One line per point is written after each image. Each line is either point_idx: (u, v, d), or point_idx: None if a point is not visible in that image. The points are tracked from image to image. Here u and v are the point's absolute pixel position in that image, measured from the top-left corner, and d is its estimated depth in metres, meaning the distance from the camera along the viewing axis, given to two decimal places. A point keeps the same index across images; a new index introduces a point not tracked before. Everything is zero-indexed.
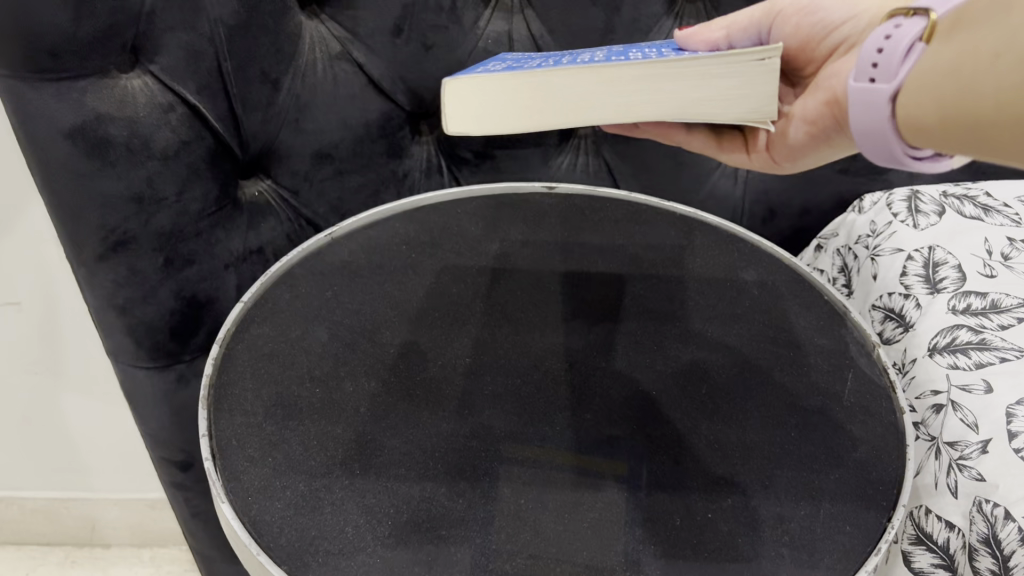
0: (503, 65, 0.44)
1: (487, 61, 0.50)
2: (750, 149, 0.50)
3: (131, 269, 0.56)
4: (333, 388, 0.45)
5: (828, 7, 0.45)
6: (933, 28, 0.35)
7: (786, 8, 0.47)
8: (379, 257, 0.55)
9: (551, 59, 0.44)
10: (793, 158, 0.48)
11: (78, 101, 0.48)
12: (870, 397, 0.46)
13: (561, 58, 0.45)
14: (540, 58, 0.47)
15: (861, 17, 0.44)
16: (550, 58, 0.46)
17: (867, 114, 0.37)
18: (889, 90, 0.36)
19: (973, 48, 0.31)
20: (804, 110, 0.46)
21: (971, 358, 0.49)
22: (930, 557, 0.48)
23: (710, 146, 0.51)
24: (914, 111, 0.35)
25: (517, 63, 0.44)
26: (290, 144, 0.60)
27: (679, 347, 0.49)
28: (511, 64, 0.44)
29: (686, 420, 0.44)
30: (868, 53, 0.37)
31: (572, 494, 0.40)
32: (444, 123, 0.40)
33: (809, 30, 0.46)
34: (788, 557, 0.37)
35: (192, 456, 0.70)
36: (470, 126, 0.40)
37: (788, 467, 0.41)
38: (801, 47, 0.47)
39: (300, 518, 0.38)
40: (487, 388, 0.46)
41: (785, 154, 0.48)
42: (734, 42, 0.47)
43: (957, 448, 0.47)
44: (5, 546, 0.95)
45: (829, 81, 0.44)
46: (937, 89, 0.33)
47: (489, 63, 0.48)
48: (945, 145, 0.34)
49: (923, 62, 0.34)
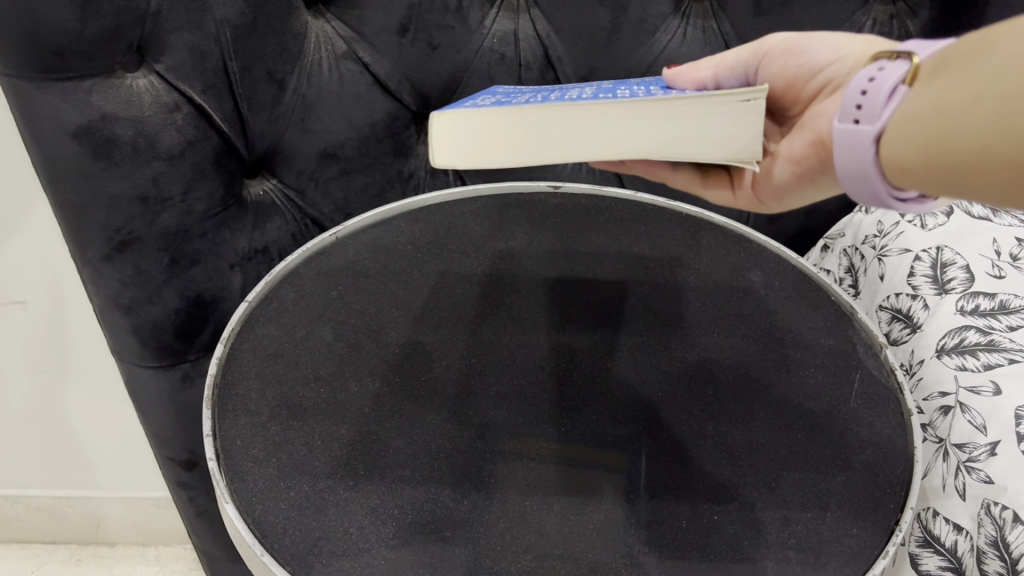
0: (489, 99, 0.42)
1: (476, 93, 0.49)
2: (736, 187, 0.47)
3: (136, 269, 0.55)
4: (338, 389, 0.45)
5: (814, 48, 0.43)
6: (917, 71, 0.34)
7: (774, 48, 0.45)
8: (384, 257, 0.55)
9: (540, 93, 0.42)
10: (778, 198, 0.45)
11: (84, 101, 0.47)
12: (878, 398, 0.45)
13: (551, 91, 0.44)
14: (527, 91, 0.45)
15: (846, 59, 0.42)
16: (539, 92, 0.44)
17: (851, 157, 0.36)
18: (872, 131, 0.34)
19: (954, 90, 0.30)
20: (789, 149, 0.43)
21: (979, 359, 0.49)
22: (937, 560, 0.47)
23: (694, 183, 0.49)
24: (897, 152, 0.33)
25: (505, 98, 0.42)
26: (296, 144, 0.60)
27: (685, 347, 0.48)
28: (498, 98, 0.42)
29: (692, 421, 0.43)
30: (852, 94, 0.35)
31: (578, 496, 0.40)
32: (430, 156, 0.39)
33: (796, 71, 0.44)
34: (795, 560, 0.37)
35: (197, 455, 0.70)
36: (454, 160, 0.38)
37: (796, 469, 0.41)
38: (788, 88, 0.45)
39: (304, 519, 0.38)
40: (492, 388, 0.46)
41: (769, 194, 0.45)
42: (722, 82, 0.46)
43: (966, 449, 0.47)
44: (10, 544, 0.95)
45: (815, 121, 0.42)
46: (920, 132, 0.32)
47: (483, 95, 0.46)
48: (932, 187, 0.33)
49: (907, 103, 0.33)
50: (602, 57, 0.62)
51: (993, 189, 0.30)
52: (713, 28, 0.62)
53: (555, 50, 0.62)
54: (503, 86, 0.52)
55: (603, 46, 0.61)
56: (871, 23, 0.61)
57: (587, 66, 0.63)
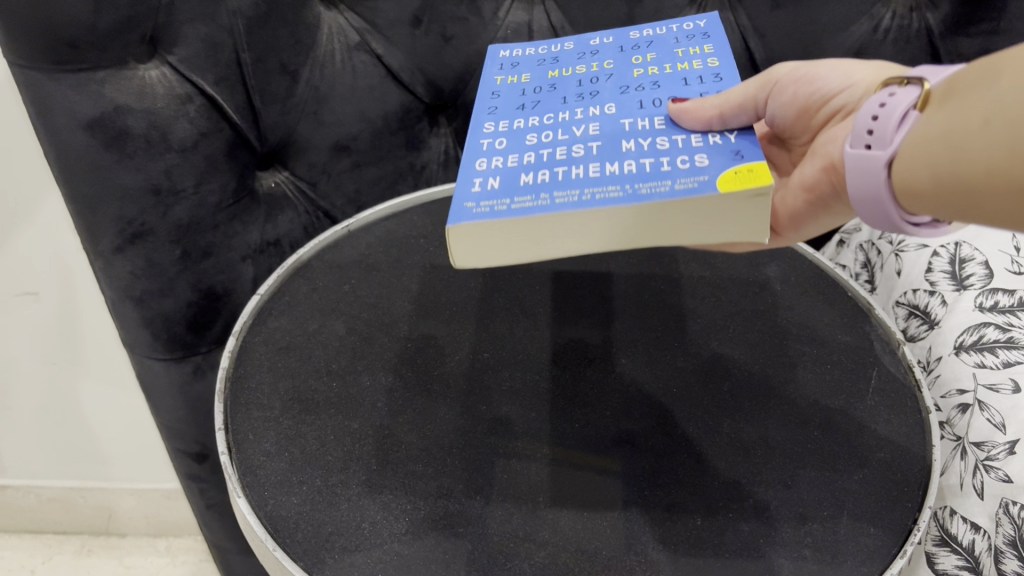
0: (490, 154, 0.39)
1: (475, 100, 0.45)
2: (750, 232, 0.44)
3: (148, 261, 0.55)
4: (350, 383, 0.45)
5: (824, 76, 0.41)
6: (928, 97, 0.33)
7: (783, 77, 0.42)
8: (397, 249, 0.55)
9: (545, 144, 0.39)
10: (796, 228, 0.43)
11: (97, 92, 0.47)
12: (896, 395, 0.45)
13: (556, 129, 0.41)
14: (531, 121, 0.42)
15: (858, 86, 0.40)
16: (543, 129, 0.41)
17: (865, 184, 0.35)
18: (884, 156, 0.33)
19: (963, 114, 0.30)
20: (802, 176, 0.41)
21: (998, 357, 0.48)
22: (955, 559, 0.46)
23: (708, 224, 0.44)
24: (911, 179, 0.33)
25: (506, 156, 0.39)
26: (309, 136, 0.60)
27: (700, 341, 0.48)
28: (500, 150, 0.39)
29: (708, 417, 0.43)
30: (862, 120, 0.34)
31: (591, 492, 0.39)
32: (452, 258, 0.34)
33: (807, 99, 0.42)
34: (810, 559, 0.36)
35: (207, 448, 0.69)
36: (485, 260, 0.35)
37: (811, 466, 0.40)
38: (798, 117, 0.43)
39: (316, 514, 0.38)
40: (506, 383, 0.45)
41: (785, 222, 0.43)
42: (730, 120, 0.38)
43: (984, 448, 0.46)
44: (22, 534, 0.95)
45: (827, 146, 0.39)
46: (929, 156, 0.31)
47: (479, 114, 0.43)
48: (942, 210, 0.32)
49: (918, 129, 0.32)
50: None
51: (1004, 212, 0.29)
52: (729, 20, 0.60)
53: None
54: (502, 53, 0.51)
55: None
56: (890, 16, 0.59)
57: None
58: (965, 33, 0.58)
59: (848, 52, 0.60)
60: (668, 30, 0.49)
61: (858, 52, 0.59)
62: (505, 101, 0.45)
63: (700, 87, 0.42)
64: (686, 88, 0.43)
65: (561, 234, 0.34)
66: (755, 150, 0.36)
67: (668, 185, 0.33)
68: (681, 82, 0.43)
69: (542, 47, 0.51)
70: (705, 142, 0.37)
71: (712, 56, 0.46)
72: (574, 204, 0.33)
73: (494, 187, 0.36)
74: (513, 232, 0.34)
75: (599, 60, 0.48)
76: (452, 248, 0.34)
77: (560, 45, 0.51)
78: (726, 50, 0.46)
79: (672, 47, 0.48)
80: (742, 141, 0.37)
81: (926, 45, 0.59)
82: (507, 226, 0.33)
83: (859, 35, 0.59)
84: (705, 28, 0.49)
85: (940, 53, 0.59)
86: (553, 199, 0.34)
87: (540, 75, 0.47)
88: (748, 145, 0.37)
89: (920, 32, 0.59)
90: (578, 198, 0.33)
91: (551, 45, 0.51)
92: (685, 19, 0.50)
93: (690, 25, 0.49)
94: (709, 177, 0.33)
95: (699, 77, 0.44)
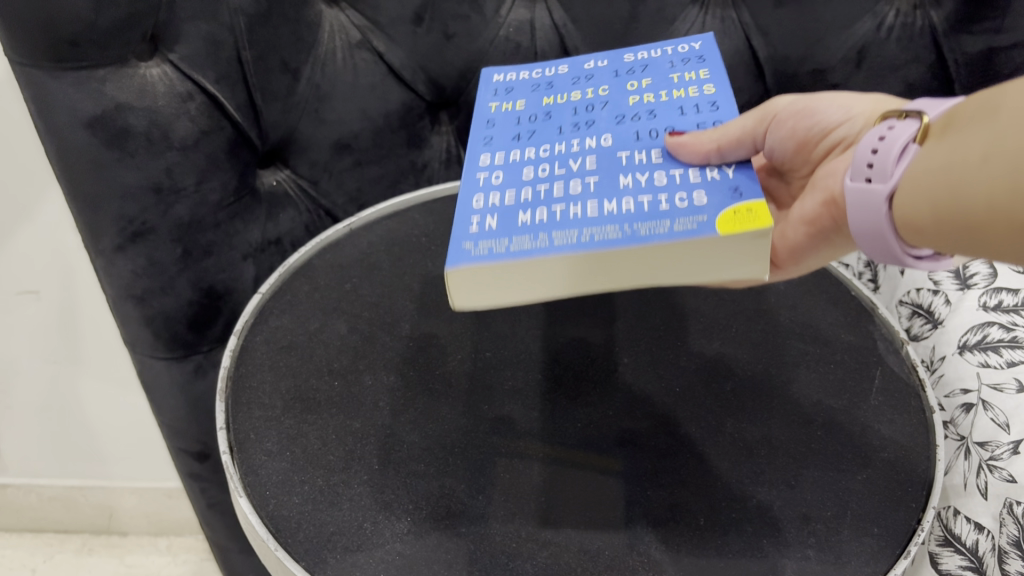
0: (487, 190, 0.39)
1: (470, 130, 0.45)
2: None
3: (149, 260, 0.55)
4: (352, 382, 0.45)
5: (823, 108, 0.41)
6: (927, 130, 0.33)
7: (781, 110, 0.42)
8: (398, 248, 0.55)
9: (542, 179, 0.39)
10: (796, 261, 0.43)
11: (98, 90, 0.47)
12: (900, 395, 0.44)
13: (553, 163, 0.41)
14: (527, 154, 0.42)
15: (856, 118, 0.40)
16: (539, 161, 0.41)
17: (866, 217, 0.35)
18: (885, 190, 0.34)
19: (962, 150, 0.30)
20: (802, 209, 0.41)
21: (1003, 356, 0.48)
22: (958, 560, 0.46)
23: None
24: (911, 212, 0.33)
25: (503, 193, 0.39)
26: (310, 135, 0.60)
27: (702, 342, 0.48)
28: (496, 185, 0.39)
29: (710, 417, 0.43)
30: (863, 153, 0.35)
31: (594, 492, 0.39)
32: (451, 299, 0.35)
33: (806, 132, 0.42)
34: (813, 559, 0.36)
35: (209, 447, 0.69)
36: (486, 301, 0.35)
37: (814, 466, 0.40)
38: (798, 149, 0.43)
39: (318, 514, 0.38)
40: (508, 382, 0.45)
41: (786, 255, 0.43)
42: (727, 155, 0.39)
43: (988, 448, 0.46)
44: (23, 533, 0.95)
45: (826, 180, 0.39)
46: (929, 191, 0.31)
47: (475, 146, 0.43)
48: (948, 246, 0.32)
49: (917, 162, 0.33)
50: (621, 47, 0.60)
51: (1006, 248, 0.29)
52: (732, 17, 0.60)
53: (572, 40, 0.60)
54: (494, 77, 0.51)
55: (619, 35, 0.60)
56: (894, 13, 0.58)
57: None
58: (966, 30, 0.58)
59: (852, 49, 0.59)
60: (663, 53, 0.49)
61: (861, 50, 0.59)
62: (501, 132, 0.45)
63: (696, 117, 0.42)
64: (682, 118, 0.43)
65: (561, 277, 0.34)
66: (753, 186, 0.36)
67: (668, 226, 0.34)
68: (676, 111, 0.43)
69: (536, 70, 0.51)
70: (703, 177, 0.37)
71: (708, 82, 0.46)
72: (574, 245, 0.33)
73: (492, 227, 0.36)
74: (513, 274, 0.34)
75: (595, 85, 0.48)
76: (452, 292, 0.34)
77: (554, 69, 0.51)
78: (723, 76, 0.46)
79: (668, 71, 0.47)
80: (740, 176, 0.37)
81: (930, 43, 0.59)
82: (507, 269, 0.34)
83: (862, 33, 0.58)
84: (700, 51, 0.48)
85: (943, 51, 0.59)
86: (553, 241, 0.34)
87: (535, 102, 0.47)
88: (746, 181, 0.37)
89: (924, 30, 0.58)
90: (578, 239, 0.34)
91: (544, 70, 0.51)
92: (680, 42, 0.50)
93: (685, 48, 0.49)
94: (708, 217, 0.34)
95: (695, 105, 0.44)
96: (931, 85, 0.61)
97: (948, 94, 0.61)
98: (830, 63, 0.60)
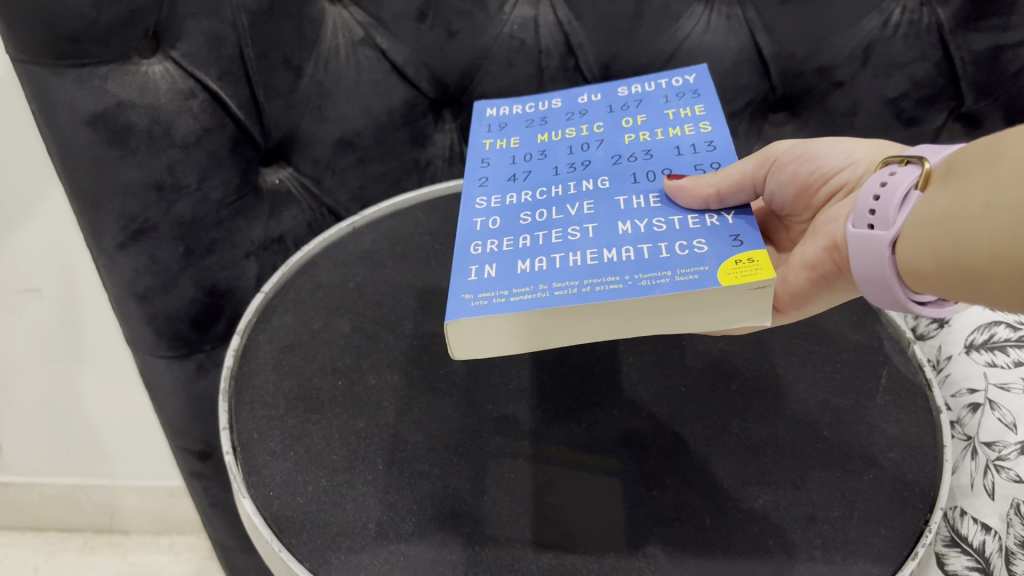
0: (485, 237, 0.39)
1: (465, 169, 0.45)
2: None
3: (151, 259, 0.54)
4: (355, 381, 0.44)
5: (824, 154, 0.41)
6: (929, 176, 0.33)
7: (781, 155, 0.42)
8: (402, 246, 0.54)
9: (539, 225, 0.39)
10: (798, 305, 0.42)
11: (100, 87, 0.46)
12: (907, 394, 0.44)
13: (550, 208, 0.41)
14: (523, 197, 0.42)
15: (858, 164, 0.40)
16: (536, 206, 0.41)
17: (871, 265, 0.35)
18: (888, 237, 0.34)
19: (964, 198, 0.30)
20: (804, 254, 0.41)
21: (1010, 356, 0.48)
22: (965, 560, 0.45)
23: None
24: (913, 258, 0.33)
25: (501, 239, 0.39)
26: (312, 133, 0.59)
27: (707, 342, 0.47)
28: (493, 231, 0.39)
29: (716, 417, 0.43)
30: (864, 200, 0.35)
31: (600, 492, 0.39)
32: (450, 349, 0.34)
33: (807, 178, 0.42)
34: (821, 560, 0.36)
35: (211, 446, 0.69)
36: (484, 350, 0.34)
37: (820, 466, 0.40)
38: (798, 195, 0.43)
39: (322, 514, 0.38)
40: (512, 382, 0.45)
41: (788, 300, 0.42)
42: (726, 200, 0.39)
43: (995, 448, 0.46)
44: (25, 531, 0.95)
45: (829, 225, 0.39)
46: (932, 237, 0.31)
47: (471, 187, 0.43)
48: (952, 293, 0.32)
49: (920, 209, 0.33)
50: (624, 44, 0.60)
51: (1009, 296, 0.29)
52: (738, 14, 0.59)
53: (576, 37, 0.60)
54: (489, 108, 0.51)
55: (624, 32, 0.59)
56: (901, 10, 0.58)
57: (608, 53, 0.61)
58: (973, 28, 0.57)
59: (859, 46, 0.59)
60: (657, 86, 0.49)
61: (867, 48, 0.59)
62: (496, 171, 0.44)
63: (693, 157, 0.42)
64: (679, 158, 0.43)
65: (561, 325, 0.34)
66: (753, 233, 0.36)
67: (668, 277, 0.33)
68: (673, 151, 0.43)
69: (528, 104, 0.51)
70: (703, 223, 0.38)
71: (704, 119, 0.45)
72: (575, 296, 0.33)
73: (492, 276, 0.36)
74: (513, 326, 0.34)
75: (589, 122, 0.48)
76: (451, 343, 0.34)
77: (547, 103, 0.50)
78: (718, 111, 0.46)
79: (662, 106, 0.47)
80: (738, 222, 0.38)
81: (937, 40, 0.58)
82: (508, 320, 0.33)
83: (869, 30, 0.58)
84: (695, 84, 0.48)
85: (950, 48, 0.58)
86: (553, 291, 0.34)
87: (530, 138, 0.47)
88: (746, 228, 0.37)
89: (931, 26, 0.58)
90: (579, 290, 0.33)
91: (538, 104, 0.50)
92: (674, 73, 0.49)
93: (680, 79, 0.49)
94: (709, 268, 0.34)
95: (692, 144, 0.44)
96: (937, 82, 0.60)
97: (955, 92, 0.61)
98: (836, 60, 0.60)
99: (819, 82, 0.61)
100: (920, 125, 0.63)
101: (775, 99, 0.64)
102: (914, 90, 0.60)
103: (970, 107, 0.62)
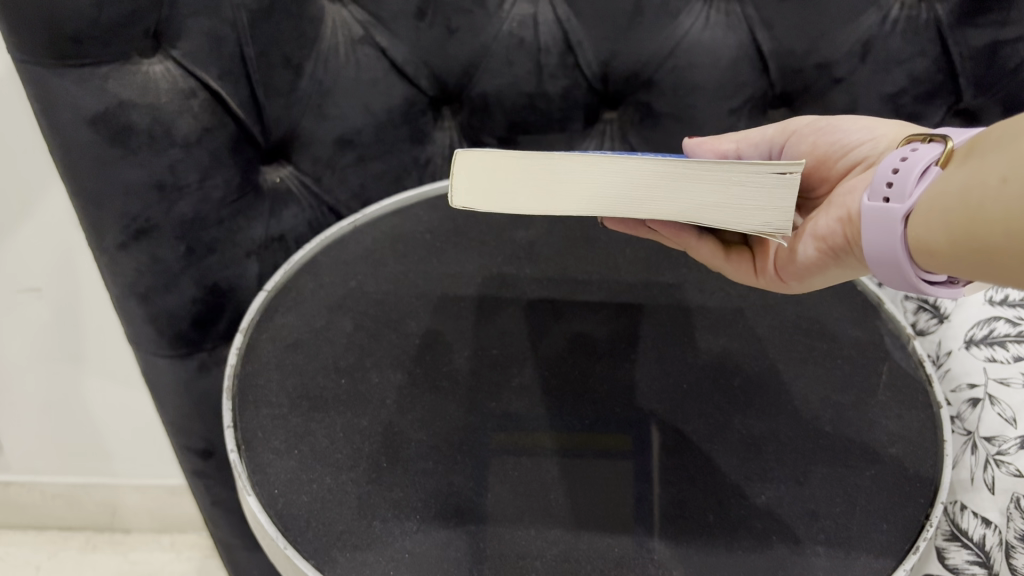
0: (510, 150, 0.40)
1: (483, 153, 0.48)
2: (757, 271, 0.45)
3: (152, 257, 0.54)
4: (359, 379, 0.45)
5: (845, 129, 0.42)
6: (950, 154, 0.34)
7: (802, 127, 0.45)
8: (403, 245, 0.54)
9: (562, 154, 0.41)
10: (801, 278, 0.42)
11: (101, 87, 0.46)
12: (907, 391, 0.44)
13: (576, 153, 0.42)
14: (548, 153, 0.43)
15: (880, 140, 0.41)
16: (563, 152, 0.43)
17: (881, 238, 0.35)
18: (902, 210, 0.34)
19: (982, 174, 0.30)
20: (815, 225, 0.41)
21: (1009, 351, 0.49)
22: (965, 554, 0.46)
23: (717, 258, 0.46)
24: (925, 235, 0.33)
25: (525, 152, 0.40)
26: (312, 131, 0.60)
27: (710, 338, 0.48)
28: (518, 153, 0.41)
29: (719, 413, 0.43)
30: (882, 173, 0.35)
31: (603, 485, 0.39)
32: (452, 195, 0.35)
33: (827, 149, 0.43)
34: (824, 555, 0.36)
35: (213, 444, 0.69)
36: (488, 204, 0.35)
37: (822, 463, 0.40)
38: (818, 166, 0.44)
39: (327, 513, 0.38)
40: (516, 379, 0.45)
41: (792, 272, 0.42)
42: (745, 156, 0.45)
43: (994, 442, 0.46)
44: (25, 531, 0.95)
45: (845, 197, 0.39)
46: (946, 213, 0.32)
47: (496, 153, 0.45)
48: (960, 270, 0.32)
49: (938, 185, 0.33)
50: (625, 41, 0.60)
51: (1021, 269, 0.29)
52: (737, 12, 0.59)
53: (576, 34, 0.60)
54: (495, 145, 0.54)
55: (623, 29, 0.59)
56: (899, 6, 0.58)
57: (607, 50, 0.60)
58: (971, 23, 0.58)
59: (858, 42, 0.59)
60: None
61: (866, 44, 0.59)
62: None
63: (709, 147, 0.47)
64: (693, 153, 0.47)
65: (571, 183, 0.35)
66: None
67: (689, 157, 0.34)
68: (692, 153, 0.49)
69: None
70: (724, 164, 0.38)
71: None
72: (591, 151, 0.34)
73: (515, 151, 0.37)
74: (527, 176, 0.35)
75: None
76: (451, 182, 0.35)
77: None
78: None
79: None
80: None
81: (936, 35, 0.59)
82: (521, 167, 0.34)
83: (867, 26, 0.58)
84: None
85: (948, 44, 0.59)
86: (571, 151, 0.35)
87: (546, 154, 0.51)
88: None
89: (929, 23, 0.58)
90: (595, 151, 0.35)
91: None
92: None
93: None
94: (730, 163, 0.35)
95: None
96: (937, 78, 0.60)
97: (954, 87, 0.61)
98: (835, 57, 0.60)
99: (819, 80, 0.61)
100: (919, 120, 0.63)
101: (773, 96, 0.64)
102: (913, 85, 0.61)
103: (969, 103, 0.62)
